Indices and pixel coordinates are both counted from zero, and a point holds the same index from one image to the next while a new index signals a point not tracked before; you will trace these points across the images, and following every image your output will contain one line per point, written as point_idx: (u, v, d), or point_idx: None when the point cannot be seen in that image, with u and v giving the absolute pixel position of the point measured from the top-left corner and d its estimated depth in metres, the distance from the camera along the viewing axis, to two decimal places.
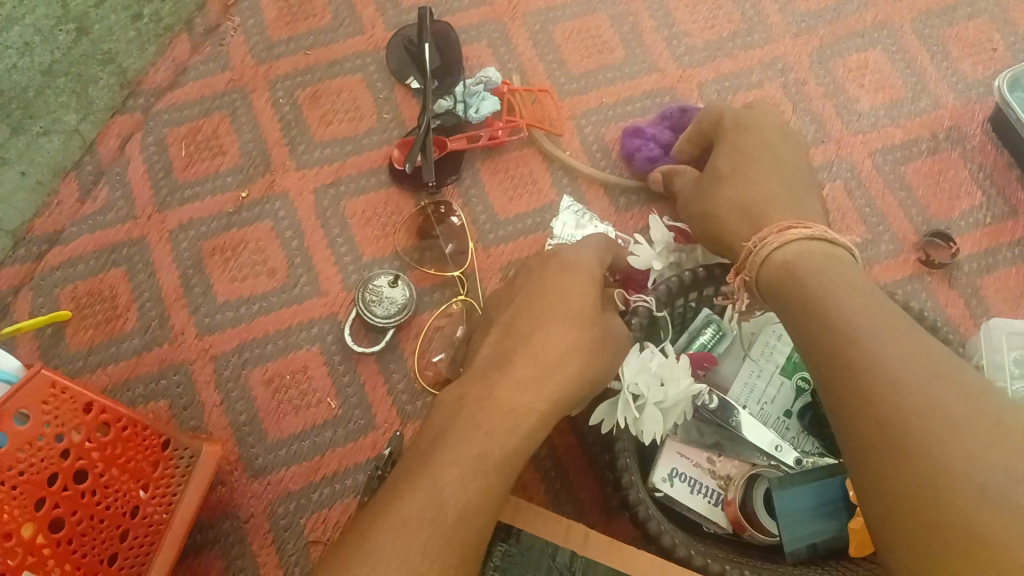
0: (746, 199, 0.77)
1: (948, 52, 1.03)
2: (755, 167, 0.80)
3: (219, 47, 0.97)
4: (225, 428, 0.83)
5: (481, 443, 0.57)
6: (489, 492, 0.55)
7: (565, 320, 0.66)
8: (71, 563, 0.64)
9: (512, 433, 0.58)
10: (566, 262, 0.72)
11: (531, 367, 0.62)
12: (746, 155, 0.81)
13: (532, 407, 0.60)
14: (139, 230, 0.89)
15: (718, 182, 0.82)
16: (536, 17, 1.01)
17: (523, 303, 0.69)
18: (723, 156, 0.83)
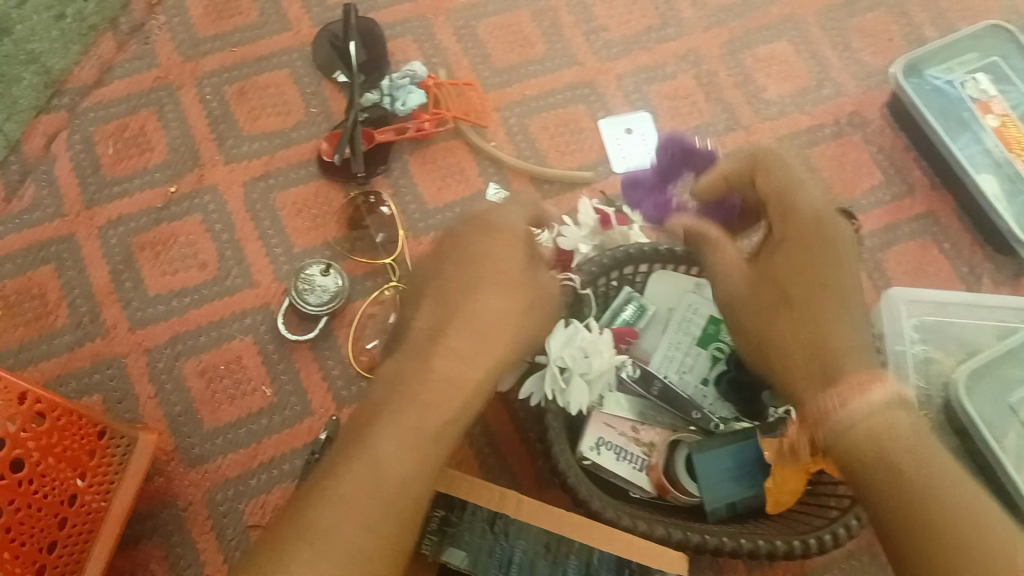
0: (814, 336, 0.64)
1: (849, 42, 1.09)
2: (832, 288, 0.66)
3: (144, 45, 0.98)
4: (161, 419, 0.83)
5: (418, 417, 0.57)
6: (428, 464, 0.56)
7: (498, 285, 0.64)
8: (11, 552, 0.65)
9: (450, 405, 0.58)
10: (495, 218, 0.69)
11: (465, 339, 0.61)
12: (824, 279, 0.66)
13: (468, 379, 0.60)
14: (68, 227, 0.89)
15: (784, 301, 0.67)
16: (459, 13, 1.04)
17: (449, 264, 0.67)
18: (792, 266, 0.68)
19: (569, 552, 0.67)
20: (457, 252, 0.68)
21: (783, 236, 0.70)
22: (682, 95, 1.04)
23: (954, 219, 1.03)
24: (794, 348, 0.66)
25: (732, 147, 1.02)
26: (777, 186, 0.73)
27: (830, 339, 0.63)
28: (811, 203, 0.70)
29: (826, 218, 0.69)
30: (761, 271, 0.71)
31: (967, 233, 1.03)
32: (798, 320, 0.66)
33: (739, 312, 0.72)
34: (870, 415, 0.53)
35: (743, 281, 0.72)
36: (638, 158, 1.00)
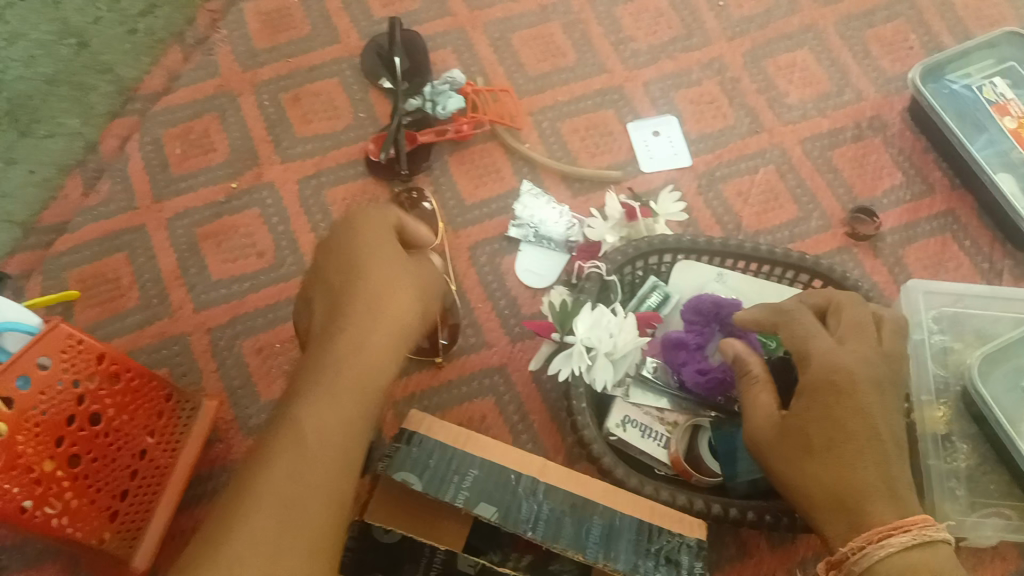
0: (840, 481, 0.64)
1: (869, 50, 1.14)
2: (851, 433, 0.65)
3: (208, 56, 1.07)
4: (221, 392, 0.91)
5: (331, 389, 0.65)
6: (341, 428, 0.63)
7: (381, 258, 0.71)
8: (89, 497, 0.74)
9: (363, 369, 0.66)
10: (356, 213, 0.74)
11: (362, 309, 0.68)
12: (844, 425, 0.65)
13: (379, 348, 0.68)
14: (139, 219, 0.98)
15: (808, 443, 0.66)
16: (496, 26, 1.12)
17: (326, 254, 0.73)
18: (809, 415, 0.67)
19: (594, 512, 0.75)
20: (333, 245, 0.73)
21: (803, 386, 0.68)
22: (707, 100, 1.10)
23: (974, 217, 1.05)
24: (812, 484, 0.65)
25: (754, 148, 1.07)
26: (796, 337, 0.71)
27: (857, 467, 0.64)
28: (826, 352, 0.68)
29: (852, 372, 0.67)
30: (783, 418, 0.69)
31: (986, 231, 1.04)
32: (821, 466, 0.65)
33: (765, 453, 0.69)
34: (893, 565, 0.60)
35: (769, 429, 0.69)
36: (665, 157, 1.06)
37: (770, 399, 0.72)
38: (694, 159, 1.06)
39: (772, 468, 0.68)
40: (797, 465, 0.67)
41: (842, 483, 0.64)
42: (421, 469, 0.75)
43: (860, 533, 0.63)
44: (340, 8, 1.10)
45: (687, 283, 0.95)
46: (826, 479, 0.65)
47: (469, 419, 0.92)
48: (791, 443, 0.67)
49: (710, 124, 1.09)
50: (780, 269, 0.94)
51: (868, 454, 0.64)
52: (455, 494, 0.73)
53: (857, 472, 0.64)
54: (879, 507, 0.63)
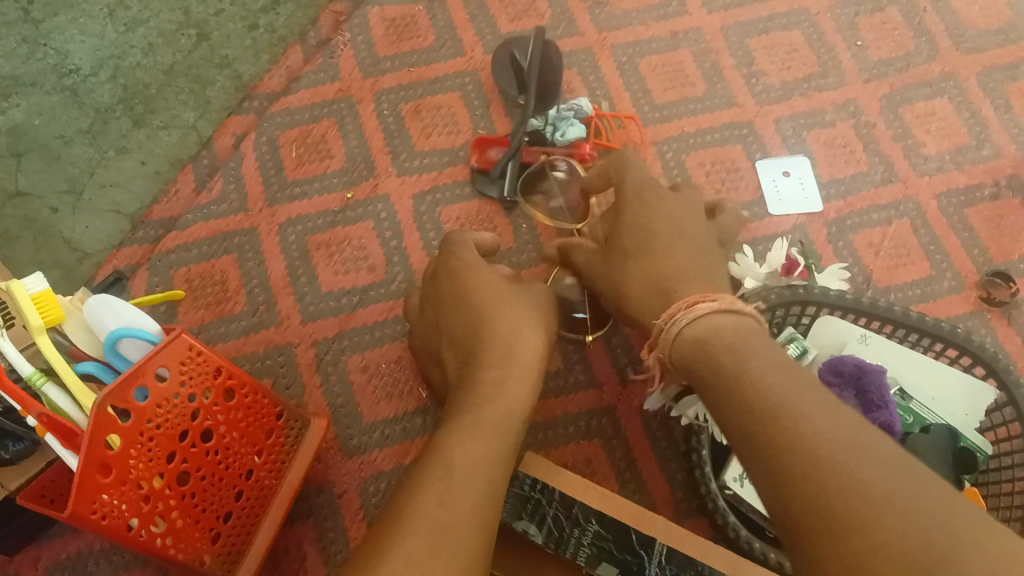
0: (657, 273, 0.78)
1: (1011, 105, 1.08)
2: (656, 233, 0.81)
3: (330, 59, 1.04)
4: (324, 408, 0.88)
5: (472, 418, 0.64)
6: (493, 449, 0.62)
7: (497, 301, 0.76)
8: (193, 516, 0.71)
9: (502, 398, 0.66)
10: (458, 261, 0.80)
11: (496, 347, 0.71)
12: (647, 224, 0.83)
13: (515, 388, 0.68)
14: (250, 221, 0.95)
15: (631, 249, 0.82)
16: (624, 49, 1.08)
17: (444, 302, 0.78)
18: (631, 230, 0.83)
19: None
20: (442, 295, 0.78)
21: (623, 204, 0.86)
22: (839, 143, 1.05)
23: None
24: (690, 344, 0.63)
25: (886, 198, 1.02)
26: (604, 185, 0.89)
27: (724, 324, 0.62)
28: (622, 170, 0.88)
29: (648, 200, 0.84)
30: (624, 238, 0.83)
31: None
32: (643, 265, 0.80)
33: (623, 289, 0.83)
34: (705, 329, 0.63)
35: (593, 251, 0.87)
36: (795, 201, 1.02)
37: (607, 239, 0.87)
38: (823, 205, 1.01)
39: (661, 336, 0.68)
40: (681, 335, 0.64)
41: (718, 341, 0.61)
42: (541, 518, 0.72)
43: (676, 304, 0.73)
44: (466, 20, 1.07)
45: (830, 342, 0.89)
46: (697, 332, 0.63)
47: (574, 461, 0.89)
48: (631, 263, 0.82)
49: (842, 168, 1.04)
50: (923, 339, 0.87)
51: (720, 306, 0.64)
52: (575, 553, 0.70)
53: (725, 325, 0.62)
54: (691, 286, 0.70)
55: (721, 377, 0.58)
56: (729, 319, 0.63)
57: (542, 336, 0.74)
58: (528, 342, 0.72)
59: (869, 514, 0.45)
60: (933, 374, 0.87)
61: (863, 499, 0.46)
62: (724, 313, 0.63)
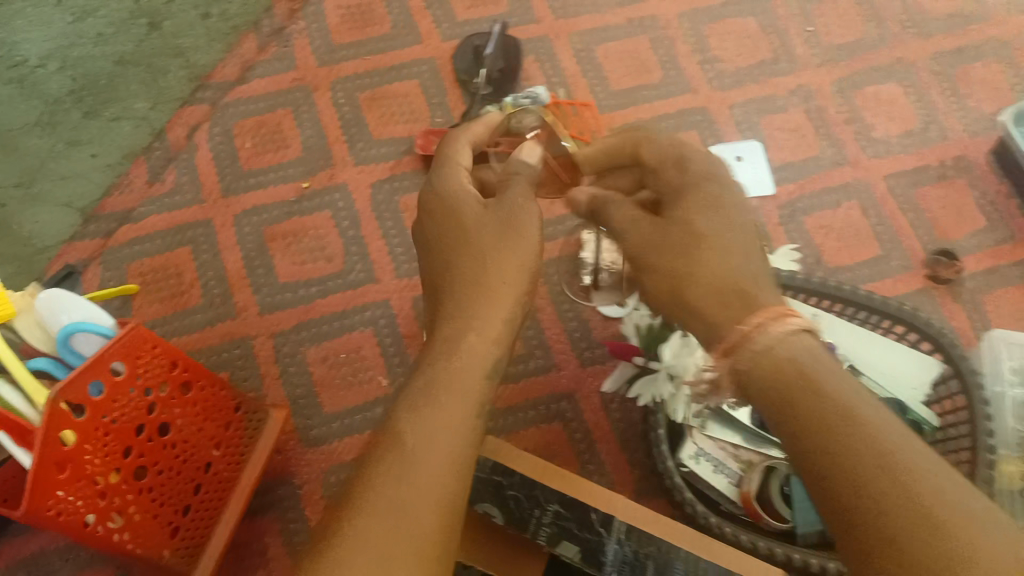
0: (728, 267, 0.56)
1: (958, 88, 1.10)
2: (730, 220, 0.58)
3: (284, 48, 1.03)
4: (283, 400, 0.88)
5: (437, 386, 0.55)
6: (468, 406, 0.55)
7: (462, 241, 0.62)
8: (152, 510, 0.71)
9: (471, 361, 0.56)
10: (446, 182, 0.66)
11: (472, 290, 0.59)
12: (718, 197, 0.59)
13: (477, 337, 0.57)
14: (206, 213, 0.95)
15: (681, 239, 0.58)
16: (580, 37, 1.08)
17: (437, 221, 0.65)
18: (686, 202, 0.60)
19: (677, 559, 0.69)
20: (429, 226, 0.65)
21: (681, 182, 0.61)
22: (792, 128, 1.07)
23: None
24: (762, 371, 0.50)
25: (837, 181, 1.04)
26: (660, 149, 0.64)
27: (807, 353, 0.50)
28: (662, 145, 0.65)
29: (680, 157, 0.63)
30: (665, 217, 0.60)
31: None
32: (705, 254, 0.57)
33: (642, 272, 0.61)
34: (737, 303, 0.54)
35: (638, 228, 0.62)
36: (748, 185, 1.03)
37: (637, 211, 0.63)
38: (777, 188, 1.03)
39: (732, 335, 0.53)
40: (767, 355, 0.50)
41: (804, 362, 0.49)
42: (503, 499, 0.73)
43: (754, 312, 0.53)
44: (422, 8, 1.07)
45: None
46: (772, 360, 0.50)
47: (535, 446, 0.90)
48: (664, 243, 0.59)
49: (794, 153, 1.05)
50: (868, 316, 0.90)
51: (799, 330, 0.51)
52: (536, 532, 0.71)
53: (805, 352, 0.50)
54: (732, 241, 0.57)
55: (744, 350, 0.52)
56: (804, 343, 0.50)
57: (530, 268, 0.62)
58: (503, 298, 0.60)
59: (914, 510, 0.42)
60: (882, 350, 0.90)
61: (916, 496, 0.42)
62: (799, 336, 0.51)
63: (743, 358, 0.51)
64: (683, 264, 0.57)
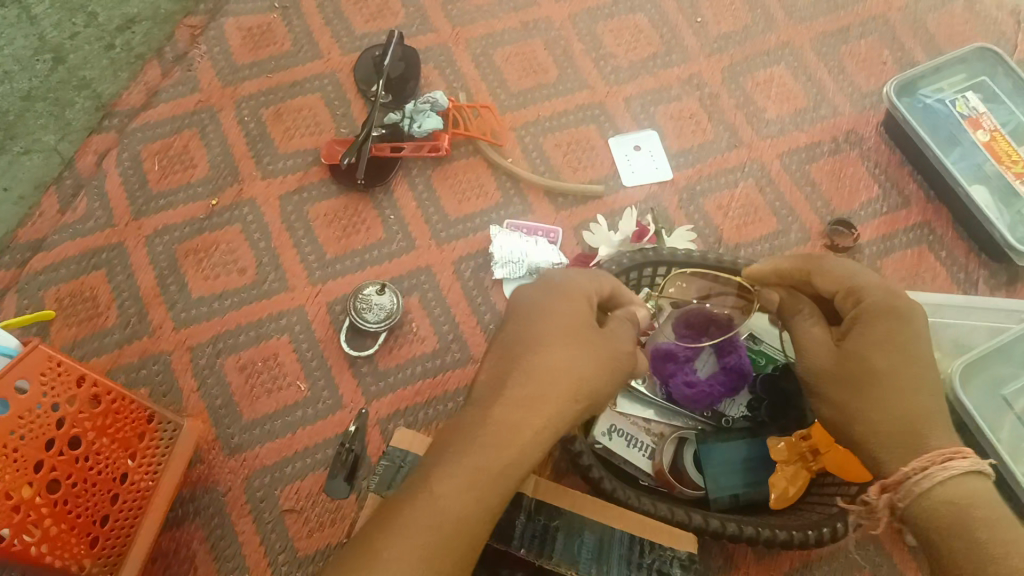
0: (904, 407, 0.62)
1: (844, 66, 1.16)
2: (911, 356, 0.63)
3: (188, 72, 1.06)
4: (202, 411, 0.90)
5: (473, 459, 0.56)
6: (487, 505, 0.55)
7: (563, 338, 0.63)
8: (68, 522, 0.72)
9: (510, 451, 0.57)
10: (554, 278, 0.69)
11: (531, 389, 0.60)
12: (901, 336, 0.64)
13: (532, 432, 0.59)
14: (118, 236, 0.97)
15: (856, 375, 0.64)
16: (478, 42, 1.12)
17: (522, 322, 0.65)
18: (881, 343, 0.64)
19: (585, 526, 0.77)
20: (522, 315, 0.66)
21: (858, 316, 0.66)
22: (687, 115, 1.11)
23: (949, 229, 1.06)
24: (933, 505, 0.58)
25: (733, 163, 1.08)
26: (835, 274, 0.69)
27: (977, 490, 0.57)
28: (878, 283, 0.67)
29: (894, 302, 0.65)
30: (842, 350, 0.66)
31: (963, 242, 1.05)
32: (879, 393, 0.63)
33: (820, 385, 0.68)
34: (896, 406, 0.62)
35: (828, 356, 0.67)
36: (646, 172, 1.07)
37: (824, 332, 0.69)
38: (675, 173, 1.07)
39: (885, 474, 0.62)
40: (929, 492, 0.58)
41: (961, 497, 0.57)
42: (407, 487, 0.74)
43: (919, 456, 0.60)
44: (321, 25, 1.10)
45: None
46: (951, 495, 0.57)
47: None
48: (854, 377, 0.65)
49: (690, 139, 1.10)
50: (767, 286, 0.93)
51: (973, 466, 0.58)
52: None
53: (978, 490, 0.57)
54: (907, 403, 0.62)
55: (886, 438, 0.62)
56: (979, 483, 0.58)
57: (592, 386, 0.62)
58: (547, 412, 0.60)
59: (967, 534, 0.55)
60: None
61: (974, 520, 0.56)
62: (974, 474, 0.58)
63: (901, 496, 0.60)
64: (863, 381, 0.64)
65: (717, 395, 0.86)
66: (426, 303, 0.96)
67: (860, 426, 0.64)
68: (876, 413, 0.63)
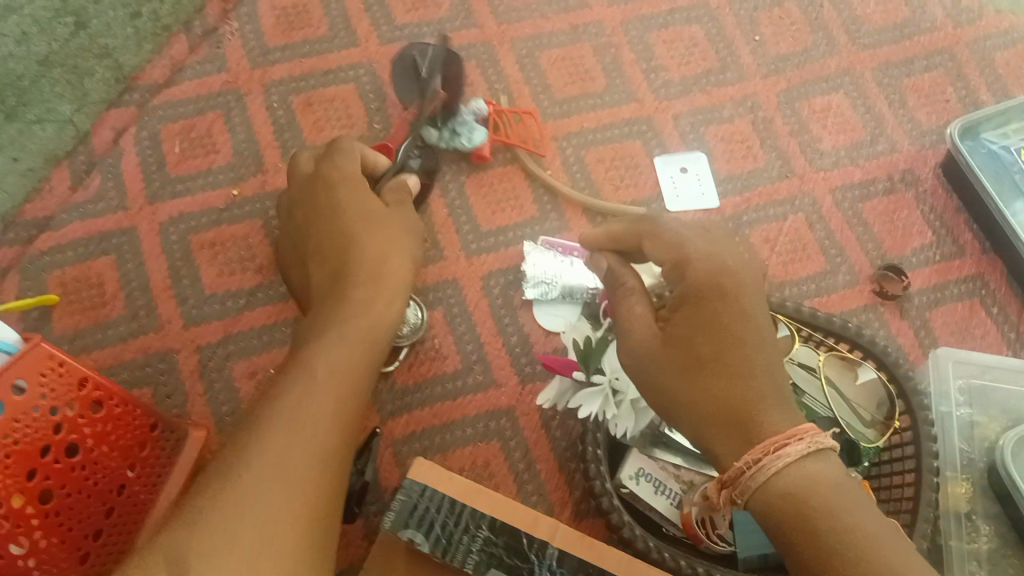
0: (729, 394, 0.58)
1: (906, 100, 1.10)
2: (739, 338, 0.59)
3: (216, 49, 1.00)
4: (206, 418, 0.84)
5: (337, 332, 0.71)
6: (351, 363, 0.70)
7: (366, 225, 0.81)
8: (58, 536, 0.67)
9: (368, 315, 0.74)
10: (332, 170, 0.83)
11: (363, 270, 0.78)
12: (735, 316, 0.59)
13: (381, 307, 0.76)
14: (130, 220, 0.91)
15: (688, 357, 0.60)
16: (524, 43, 1.06)
17: (317, 214, 0.82)
18: (718, 327, 0.59)
19: None
20: (314, 204, 0.82)
21: (683, 295, 0.61)
22: (737, 139, 1.05)
23: (1003, 283, 1.00)
24: (776, 499, 0.54)
25: (782, 194, 1.03)
26: (668, 246, 0.62)
27: (815, 474, 0.54)
28: (708, 254, 0.60)
29: (728, 274, 0.60)
30: (673, 335, 0.61)
31: (1016, 299, 1.00)
32: (708, 380, 0.59)
33: (646, 368, 0.62)
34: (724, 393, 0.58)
35: (650, 335, 0.62)
36: (691, 197, 1.01)
37: (646, 307, 0.63)
38: (721, 201, 1.01)
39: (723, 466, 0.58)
40: (768, 484, 0.55)
41: (801, 485, 0.54)
42: (430, 525, 0.70)
43: (751, 446, 0.56)
44: (361, 10, 1.04)
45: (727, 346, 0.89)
46: (788, 485, 0.54)
47: (471, 465, 0.86)
48: (683, 361, 0.60)
49: (739, 164, 1.04)
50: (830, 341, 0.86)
51: (810, 447, 0.55)
52: (462, 560, 0.68)
53: (817, 474, 0.54)
54: (756, 393, 0.57)
55: (726, 425, 0.58)
56: (818, 464, 0.55)
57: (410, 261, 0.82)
58: (389, 281, 0.78)
59: (815, 525, 0.52)
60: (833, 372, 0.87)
61: (819, 506, 0.53)
62: (811, 456, 0.55)
63: (738, 492, 0.57)
64: (700, 372, 0.59)
65: None
66: (450, 319, 0.92)
67: (680, 410, 0.60)
68: (716, 399, 0.58)
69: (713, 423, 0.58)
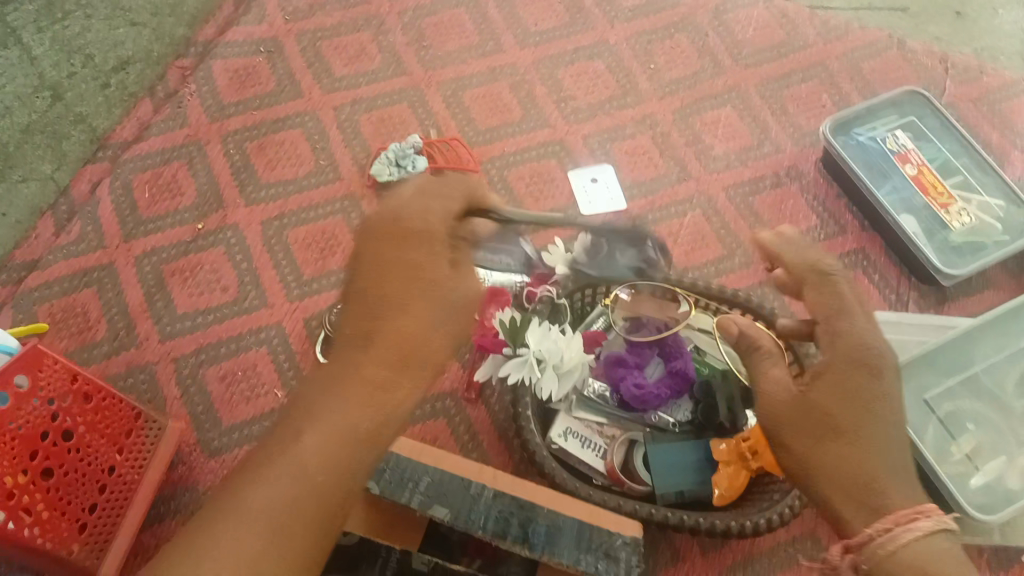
0: (851, 459, 0.61)
1: (786, 108, 1.26)
2: (878, 414, 0.62)
3: (177, 108, 1.14)
4: (184, 416, 0.96)
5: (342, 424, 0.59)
6: (352, 467, 0.58)
7: (403, 302, 0.61)
8: (59, 509, 0.78)
9: (386, 411, 0.60)
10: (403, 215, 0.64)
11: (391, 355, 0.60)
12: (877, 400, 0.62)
13: (401, 400, 0.61)
14: (108, 257, 1.04)
15: (826, 424, 0.62)
16: (448, 85, 1.21)
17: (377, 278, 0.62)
18: (859, 406, 0.62)
19: (538, 514, 0.79)
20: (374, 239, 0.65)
21: (830, 362, 0.64)
22: (641, 151, 1.20)
23: (882, 254, 1.14)
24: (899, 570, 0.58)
25: (682, 195, 1.17)
26: (824, 302, 0.67)
27: (937, 552, 0.59)
28: (862, 331, 0.64)
29: (880, 354, 0.63)
30: (808, 389, 0.64)
31: (893, 266, 1.14)
32: (836, 447, 0.61)
33: (774, 421, 0.64)
34: (850, 461, 0.61)
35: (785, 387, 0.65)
36: (602, 202, 1.15)
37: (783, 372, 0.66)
38: (629, 204, 1.16)
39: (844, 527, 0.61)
40: (895, 555, 0.58)
41: (922, 561, 0.58)
42: (382, 476, 0.80)
43: (879, 516, 0.59)
44: (303, 67, 1.19)
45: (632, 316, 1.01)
46: (915, 558, 0.58)
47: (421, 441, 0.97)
48: (814, 420, 0.62)
49: (643, 172, 1.19)
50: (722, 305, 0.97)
51: (936, 526, 0.59)
52: (410, 497, 0.78)
53: (937, 550, 0.59)
54: (877, 467, 0.60)
55: (844, 485, 0.60)
56: (941, 542, 0.59)
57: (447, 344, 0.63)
58: (416, 367, 0.62)
59: None
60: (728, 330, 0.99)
61: None
62: (936, 534, 0.59)
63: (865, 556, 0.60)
64: (834, 437, 0.61)
65: (662, 400, 0.93)
66: None
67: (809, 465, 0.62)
68: (836, 462, 0.61)
69: (825, 473, 0.61)
